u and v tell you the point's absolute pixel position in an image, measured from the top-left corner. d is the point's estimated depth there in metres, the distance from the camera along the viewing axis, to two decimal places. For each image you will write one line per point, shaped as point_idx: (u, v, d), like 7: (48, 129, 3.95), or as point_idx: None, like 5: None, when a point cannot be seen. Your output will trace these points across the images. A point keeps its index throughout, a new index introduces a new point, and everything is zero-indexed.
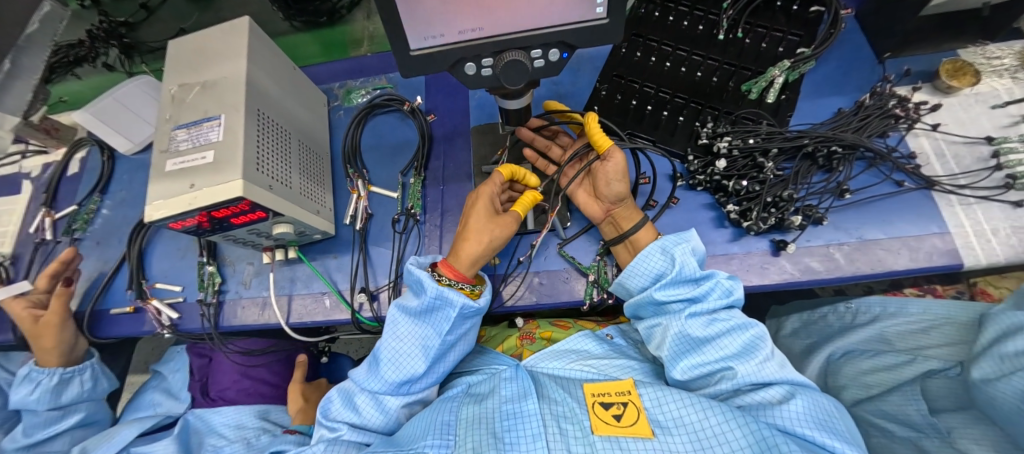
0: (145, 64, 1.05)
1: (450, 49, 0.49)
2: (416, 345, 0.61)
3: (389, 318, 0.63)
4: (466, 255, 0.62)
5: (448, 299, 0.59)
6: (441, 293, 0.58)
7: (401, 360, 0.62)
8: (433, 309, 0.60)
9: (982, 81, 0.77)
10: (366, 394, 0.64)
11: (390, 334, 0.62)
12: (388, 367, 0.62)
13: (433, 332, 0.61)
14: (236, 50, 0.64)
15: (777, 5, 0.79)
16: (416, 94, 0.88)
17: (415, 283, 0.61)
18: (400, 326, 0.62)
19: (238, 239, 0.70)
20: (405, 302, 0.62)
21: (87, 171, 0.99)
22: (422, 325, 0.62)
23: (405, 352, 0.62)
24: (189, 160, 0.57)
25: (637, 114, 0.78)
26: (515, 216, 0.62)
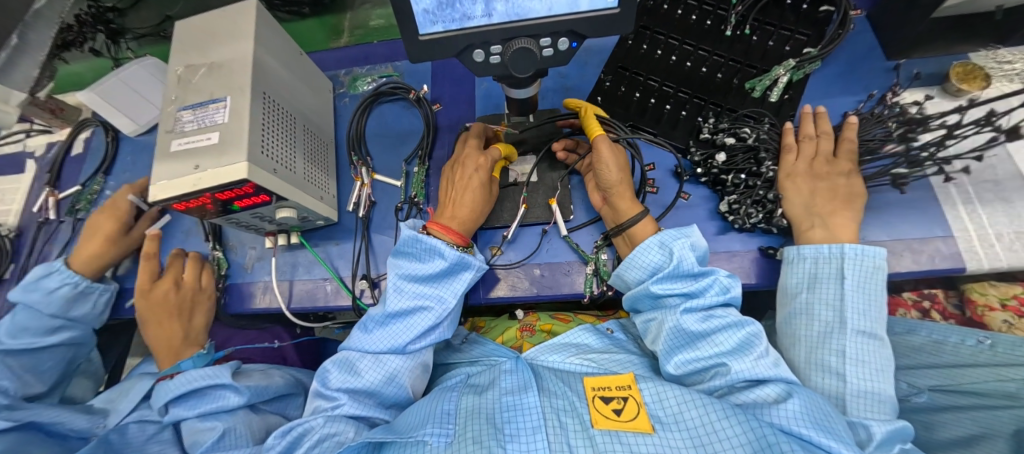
0: (132, 51, 1.08)
1: (459, 35, 0.48)
2: (426, 309, 0.63)
3: (398, 281, 0.64)
4: (460, 220, 0.66)
5: (465, 263, 0.64)
6: (459, 257, 0.63)
7: (411, 321, 0.63)
8: (448, 269, 0.64)
9: (993, 86, 0.76)
10: (367, 359, 0.64)
11: (399, 298, 0.63)
12: (397, 328, 0.63)
13: (447, 294, 0.64)
14: (242, 30, 0.64)
15: (787, 4, 0.78)
16: (422, 83, 0.87)
17: (426, 249, 0.63)
18: (409, 291, 0.64)
19: (241, 223, 0.70)
20: (418, 265, 0.64)
21: (91, 151, 0.99)
22: (434, 287, 0.64)
23: (415, 314, 0.63)
24: (194, 141, 0.57)
25: (640, 107, 0.78)
26: (497, 185, 0.71)
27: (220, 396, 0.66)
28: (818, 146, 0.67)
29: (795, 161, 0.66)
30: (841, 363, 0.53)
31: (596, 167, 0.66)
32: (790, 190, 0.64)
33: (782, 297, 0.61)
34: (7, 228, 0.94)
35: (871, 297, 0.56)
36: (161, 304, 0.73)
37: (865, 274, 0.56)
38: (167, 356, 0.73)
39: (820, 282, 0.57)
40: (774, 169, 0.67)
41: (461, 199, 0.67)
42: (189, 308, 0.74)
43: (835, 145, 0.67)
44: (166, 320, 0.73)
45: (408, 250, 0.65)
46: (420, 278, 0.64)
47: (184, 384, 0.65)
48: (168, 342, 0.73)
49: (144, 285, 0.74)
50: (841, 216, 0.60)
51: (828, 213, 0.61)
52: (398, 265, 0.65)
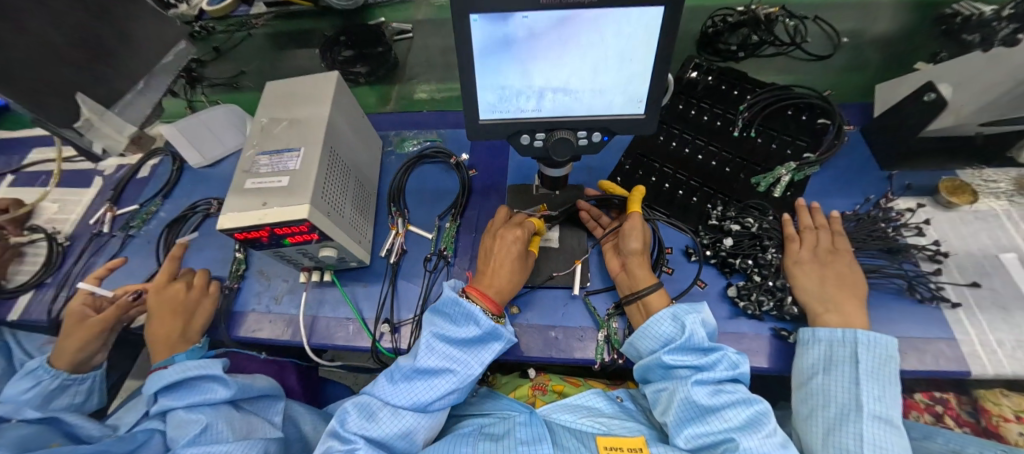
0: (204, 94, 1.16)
1: (510, 123, 0.59)
2: (451, 372, 0.65)
3: (428, 337, 0.66)
4: (497, 289, 0.69)
5: (497, 334, 0.66)
6: (494, 328, 0.65)
7: (433, 381, 0.65)
8: (479, 339, 0.66)
9: (981, 201, 0.83)
10: (386, 408, 0.65)
11: (428, 356, 0.64)
12: (420, 385, 0.65)
13: (474, 363, 0.66)
14: (321, 96, 0.75)
15: (789, 114, 0.89)
16: (462, 149, 0.99)
17: (463, 313, 0.66)
18: (439, 351, 0.65)
19: (284, 256, 0.76)
20: (452, 331, 0.66)
21: (154, 176, 1.08)
22: (461, 352, 0.66)
23: (438, 375, 0.65)
24: (267, 182, 0.66)
25: (655, 189, 0.87)
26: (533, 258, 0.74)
27: (207, 389, 0.68)
28: (818, 237, 0.72)
29: (799, 249, 0.72)
30: (859, 446, 0.54)
31: (624, 235, 0.73)
32: (802, 278, 0.68)
33: (798, 377, 0.63)
34: (61, 235, 1.02)
35: (884, 384, 0.58)
36: (168, 301, 0.77)
37: (878, 361, 0.59)
38: (161, 349, 0.75)
39: (836, 366, 0.59)
40: (778, 256, 0.73)
41: (498, 273, 0.70)
42: (191, 307, 0.78)
43: (834, 238, 0.73)
44: (168, 316, 0.76)
45: (446, 311, 0.67)
46: (453, 341, 0.66)
47: (173, 374, 0.67)
48: (166, 335, 0.75)
49: (159, 283, 0.79)
50: (846, 306, 0.64)
51: (840, 302, 0.64)
52: (434, 324, 0.67)
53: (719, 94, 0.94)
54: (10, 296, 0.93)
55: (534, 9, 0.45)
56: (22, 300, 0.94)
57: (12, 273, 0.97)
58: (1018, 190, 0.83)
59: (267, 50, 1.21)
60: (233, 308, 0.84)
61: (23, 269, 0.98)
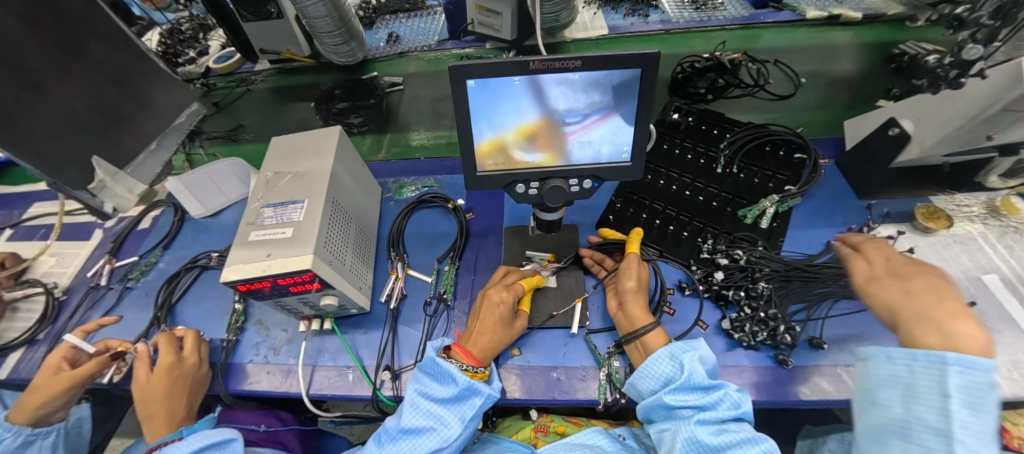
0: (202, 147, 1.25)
1: (505, 174, 0.62)
2: (433, 432, 0.64)
3: (411, 396, 0.66)
4: (481, 347, 0.69)
5: (476, 389, 0.66)
6: (471, 383, 0.65)
7: (419, 441, 0.64)
8: (460, 396, 0.66)
9: (957, 225, 0.87)
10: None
11: (411, 417, 0.64)
12: (405, 446, 0.64)
13: (456, 419, 0.65)
14: (325, 150, 0.79)
15: (767, 150, 0.95)
16: (458, 194, 1.02)
17: (442, 372, 0.66)
18: (423, 410, 0.65)
19: (285, 306, 0.77)
20: (434, 390, 0.66)
21: (156, 227, 1.11)
22: (444, 409, 0.66)
23: (424, 434, 0.64)
24: (271, 234, 0.68)
25: (646, 225, 0.90)
26: (524, 319, 0.75)
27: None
28: (871, 266, 0.63)
29: (871, 268, 0.62)
30: None
31: (620, 274, 0.76)
32: (881, 294, 0.57)
33: (858, 420, 0.50)
34: (57, 289, 1.02)
35: (983, 420, 0.42)
36: (176, 380, 0.73)
37: (973, 389, 0.42)
38: (161, 426, 0.71)
39: (916, 397, 0.45)
40: (769, 287, 0.76)
41: (483, 330, 0.70)
42: (199, 382, 0.77)
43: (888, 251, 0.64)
44: (175, 396, 0.73)
45: (428, 370, 0.68)
46: (435, 399, 0.65)
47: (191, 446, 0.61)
48: (168, 413, 0.72)
49: (166, 361, 0.73)
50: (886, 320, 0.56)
51: (940, 315, 0.49)
52: (417, 383, 0.67)
53: (700, 133, 1.00)
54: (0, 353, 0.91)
55: (522, 74, 0.51)
56: (12, 357, 0.92)
57: (4, 330, 0.96)
58: (990, 214, 0.88)
59: (266, 104, 1.22)
60: (230, 360, 0.83)
61: (16, 325, 0.97)
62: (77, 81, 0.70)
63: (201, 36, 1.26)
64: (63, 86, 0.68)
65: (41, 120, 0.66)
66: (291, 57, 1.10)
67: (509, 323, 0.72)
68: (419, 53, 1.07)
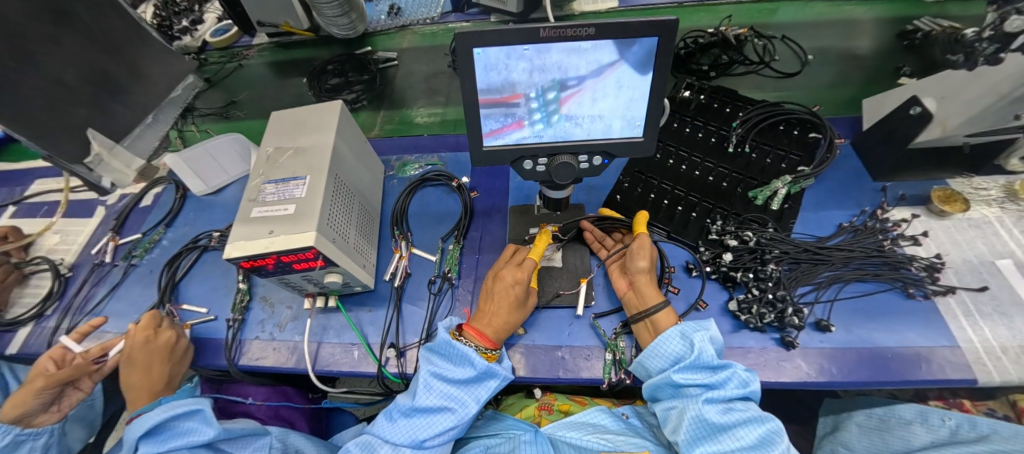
0: (195, 125, 1.15)
1: (513, 149, 0.60)
2: (449, 412, 0.65)
3: (423, 378, 0.65)
4: (495, 328, 0.69)
5: (492, 372, 0.66)
6: (489, 367, 0.65)
7: (434, 420, 0.65)
8: (475, 378, 0.66)
9: (973, 209, 0.85)
10: (389, 448, 0.64)
11: (426, 397, 0.64)
12: (420, 423, 0.65)
13: (471, 400, 0.66)
14: (326, 125, 0.77)
15: (780, 129, 0.92)
16: (462, 172, 1.00)
17: (457, 354, 0.66)
18: (436, 390, 0.65)
19: (288, 283, 0.76)
20: (448, 372, 0.65)
21: (158, 205, 1.10)
22: (458, 390, 0.66)
23: (438, 413, 0.65)
24: (273, 210, 0.67)
25: (654, 205, 0.89)
26: (535, 297, 0.73)
27: (191, 429, 0.64)
28: None
29: None
30: None
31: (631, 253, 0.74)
32: None
33: None
34: (63, 265, 1.02)
35: None
36: (152, 352, 0.74)
37: None
38: (143, 396, 0.74)
39: None
40: (779, 270, 0.74)
41: (493, 310, 0.70)
42: (177, 356, 0.77)
43: None
44: (155, 366, 0.74)
45: (441, 350, 0.67)
46: (448, 380, 0.65)
47: (155, 417, 0.63)
48: (152, 384, 0.74)
49: (143, 334, 0.75)
50: None
51: None
52: (430, 363, 0.67)
53: (712, 111, 0.97)
54: (10, 328, 0.93)
55: (533, 43, 0.48)
56: (21, 333, 0.93)
57: (11, 305, 0.96)
58: (1008, 198, 0.85)
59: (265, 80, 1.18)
60: (239, 336, 0.83)
61: (23, 301, 0.97)
62: (66, 50, 0.68)
63: (196, 7, 1.22)
64: (52, 56, 0.66)
65: (32, 91, 0.64)
66: (291, 30, 1.07)
67: (522, 305, 0.71)
68: (416, 27, 1.05)
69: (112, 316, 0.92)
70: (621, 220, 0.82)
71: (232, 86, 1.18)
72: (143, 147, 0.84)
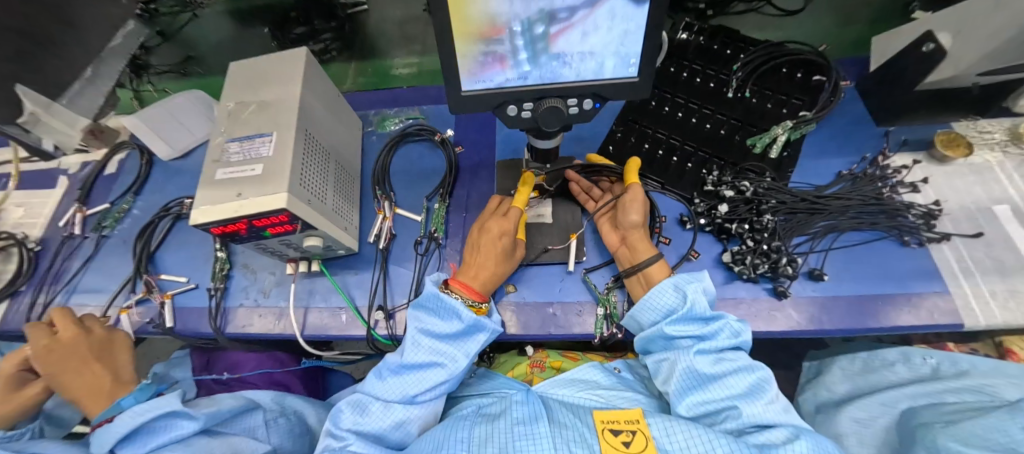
0: (152, 84, 1.11)
1: (495, 93, 0.55)
2: (439, 367, 0.64)
3: (411, 334, 0.65)
4: (482, 280, 0.67)
5: (481, 325, 0.64)
6: (477, 320, 0.63)
7: (424, 375, 0.64)
8: (463, 332, 0.64)
9: (976, 153, 0.82)
10: (380, 405, 0.64)
11: (414, 353, 0.64)
12: (409, 379, 0.64)
13: (460, 354, 0.64)
14: (291, 76, 0.70)
15: (783, 72, 0.87)
16: (446, 127, 0.94)
17: (444, 309, 0.64)
18: (425, 346, 0.64)
19: (266, 248, 0.73)
20: (435, 327, 0.64)
21: (124, 172, 1.03)
22: (447, 344, 0.65)
23: (428, 368, 0.64)
24: (239, 171, 0.62)
25: (648, 157, 0.85)
26: (521, 247, 0.72)
27: (172, 425, 0.63)
28: None
29: None
30: None
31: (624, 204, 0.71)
32: None
33: None
34: (31, 239, 0.97)
35: None
36: (63, 356, 0.70)
37: None
38: (94, 401, 0.70)
39: None
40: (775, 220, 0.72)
41: (480, 262, 0.68)
42: (102, 352, 0.73)
43: None
44: (77, 369, 0.70)
45: (427, 306, 0.66)
46: (436, 335, 0.64)
47: (128, 422, 0.60)
48: (93, 386, 0.70)
49: (39, 344, 0.70)
50: None
51: None
52: (417, 319, 0.66)
53: (711, 53, 0.91)
54: None
55: None
56: None
57: None
58: (1012, 141, 0.82)
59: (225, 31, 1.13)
60: (223, 304, 0.81)
61: None
62: None
63: None
64: None
65: None
66: None
67: (509, 255, 0.70)
68: None
69: (89, 289, 0.89)
70: (613, 169, 0.78)
71: (188, 40, 1.12)
72: (91, 106, 0.77)
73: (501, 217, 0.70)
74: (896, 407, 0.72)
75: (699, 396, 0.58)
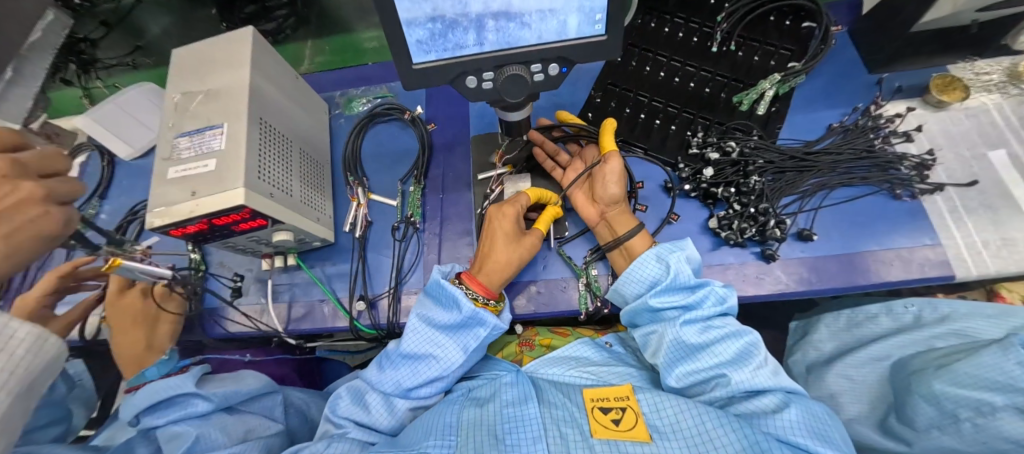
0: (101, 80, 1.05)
1: (453, 63, 0.51)
2: (435, 361, 0.62)
3: (411, 323, 0.63)
4: (488, 273, 0.64)
5: (481, 319, 0.61)
6: (476, 313, 0.60)
7: (420, 367, 0.63)
8: (463, 325, 0.62)
9: (972, 97, 0.78)
10: (378, 395, 0.64)
11: (411, 344, 0.62)
12: (405, 370, 0.63)
13: (459, 349, 0.63)
14: (238, 59, 0.65)
15: (770, 20, 0.81)
16: (417, 104, 0.89)
17: (446, 297, 0.62)
18: (423, 336, 0.63)
19: (236, 246, 0.70)
20: (436, 318, 0.62)
21: (86, 176, 0.99)
22: (447, 337, 0.63)
23: (425, 361, 0.63)
24: (191, 167, 0.58)
25: (631, 122, 0.80)
26: (536, 236, 0.66)
27: (188, 403, 0.63)
28: None
29: None
30: None
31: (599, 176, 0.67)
32: None
33: None
34: None
35: None
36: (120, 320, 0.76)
37: None
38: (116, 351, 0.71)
39: None
40: (763, 181, 0.69)
41: (491, 252, 0.64)
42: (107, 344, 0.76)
43: None
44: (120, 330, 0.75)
45: (433, 294, 0.64)
46: (437, 326, 0.62)
47: (149, 396, 0.62)
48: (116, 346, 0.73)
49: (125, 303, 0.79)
50: None
51: None
52: (419, 308, 0.64)
53: (694, 4, 0.85)
54: None
55: None
56: None
57: None
58: (1010, 81, 0.78)
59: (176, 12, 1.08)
60: (203, 305, 0.79)
61: None
62: None
63: None
64: None
65: None
66: None
67: (517, 241, 0.65)
68: None
69: None
70: (587, 130, 0.76)
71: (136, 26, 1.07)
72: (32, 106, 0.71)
73: (508, 205, 0.66)
74: (888, 360, 0.71)
75: (688, 365, 0.56)
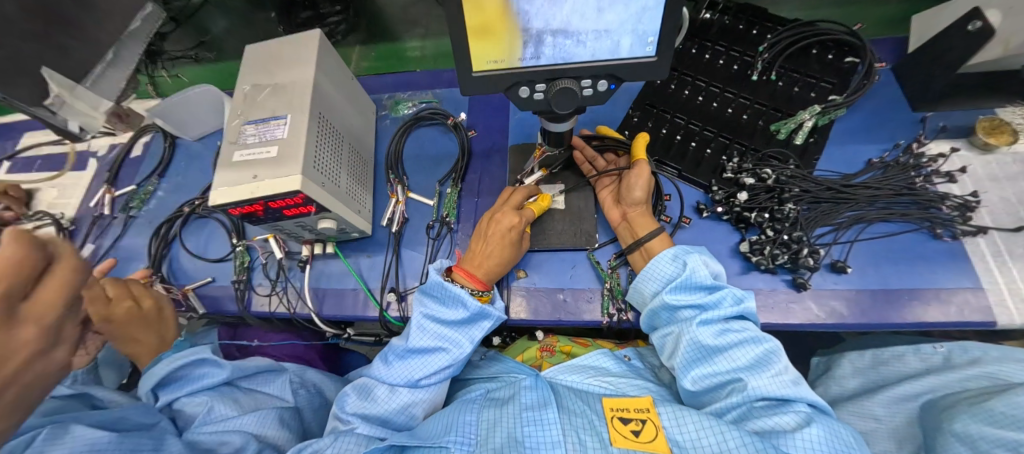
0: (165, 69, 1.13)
1: (507, 73, 0.54)
2: (444, 352, 0.65)
3: (416, 320, 0.66)
4: (485, 270, 0.67)
5: (487, 313, 0.65)
6: (482, 308, 0.64)
7: (428, 359, 0.65)
8: (469, 319, 0.65)
9: (1021, 142, 0.77)
10: (385, 388, 0.65)
11: (420, 339, 0.65)
12: (415, 364, 0.65)
13: (465, 340, 0.66)
14: (305, 58, 0.70)
15: (813, 53, 0.82)
16: (459, 110, 0.94)
17: (450, 296, 0.65)
18: (431, 331, 0.65)
19: (283, 230, 0.74)
20: (441, 314, 0.65)
21: (148, 155, 1.06)
22: (453, 330, 0.66)
23: (434, 353, 0.65)
24: (255, 153, 0.63)
25: (666, 142, 0.82)
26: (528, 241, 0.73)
27: (205, 374, 0.67)
28: None
29: None
30: None
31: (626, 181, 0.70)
32: None
33: None
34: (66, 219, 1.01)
35: None
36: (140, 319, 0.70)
37: None
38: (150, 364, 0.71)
39: None
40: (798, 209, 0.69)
41: (490, 252, 0.67)
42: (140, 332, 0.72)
43: None
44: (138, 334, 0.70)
45: (433, 293, 0.67)
46: (442, 321, 0.65)
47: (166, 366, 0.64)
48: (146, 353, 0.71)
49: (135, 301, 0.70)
50: None
51: None
52: (421, 305, 0.67)
53: (735, 34, 0.87)
54: None
55: None
56: None
57: None
58: None
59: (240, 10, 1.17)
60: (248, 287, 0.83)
61: None
62: None
63: None
64: None
65: None
66: None
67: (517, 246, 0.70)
68: None
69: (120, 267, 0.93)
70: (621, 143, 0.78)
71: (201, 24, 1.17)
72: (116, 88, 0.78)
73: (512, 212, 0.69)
74: (918, 402, 0.69)
75: (703, 368, 0.57)
